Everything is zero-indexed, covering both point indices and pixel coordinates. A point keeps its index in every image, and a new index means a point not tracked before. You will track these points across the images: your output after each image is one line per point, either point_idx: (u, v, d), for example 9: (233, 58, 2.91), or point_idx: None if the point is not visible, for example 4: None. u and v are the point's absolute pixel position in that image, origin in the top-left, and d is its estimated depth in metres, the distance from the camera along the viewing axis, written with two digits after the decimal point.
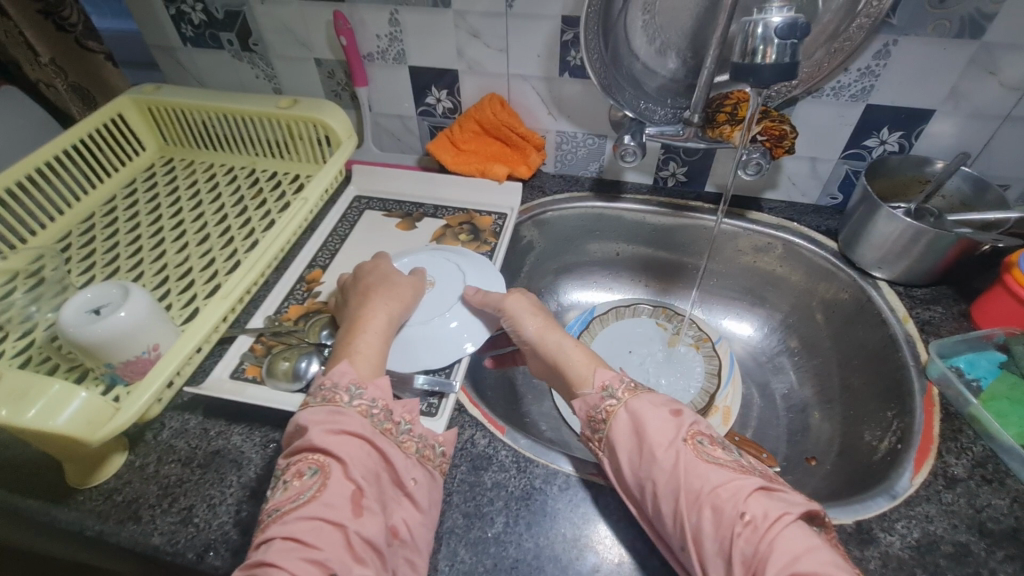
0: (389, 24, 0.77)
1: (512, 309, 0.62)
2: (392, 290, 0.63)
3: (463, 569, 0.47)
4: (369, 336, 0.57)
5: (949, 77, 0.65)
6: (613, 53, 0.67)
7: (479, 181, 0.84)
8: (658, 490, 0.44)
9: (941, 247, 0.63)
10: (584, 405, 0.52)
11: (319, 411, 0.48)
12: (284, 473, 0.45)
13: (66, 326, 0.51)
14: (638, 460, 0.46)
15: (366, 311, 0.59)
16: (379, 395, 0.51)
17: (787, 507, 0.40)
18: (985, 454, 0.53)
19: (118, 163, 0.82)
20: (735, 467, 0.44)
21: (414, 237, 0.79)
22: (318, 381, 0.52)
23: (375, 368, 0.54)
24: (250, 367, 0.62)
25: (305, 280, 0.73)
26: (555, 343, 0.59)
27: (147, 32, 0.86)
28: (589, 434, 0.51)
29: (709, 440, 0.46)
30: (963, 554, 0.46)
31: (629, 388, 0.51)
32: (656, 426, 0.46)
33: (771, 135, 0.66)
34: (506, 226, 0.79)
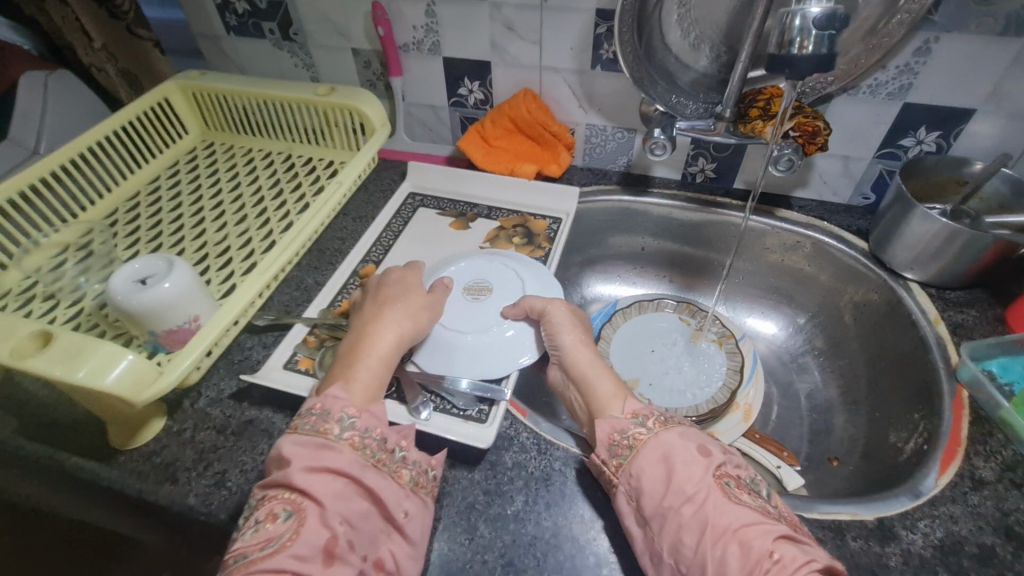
0: (425, 15, 0.79)
1: (554, 319, 0.61)
2: (404, 306, 0.60)
3: (482, 544, 0.48)
4: (370, 360, 0.55)
5: (991, 75, 0.64)
6: (646, 46, 0.68)
7: (530, 184, 0.84)
8: (683, 522, 0.42)
9: (976, 248, 0.62)
10: (606, 427, 0.49)
11: (306, 445, 0.46)
12: (257, 511, 0.44)
13: (114, 294, 0.53)
14: (662, 491, 0.44)
15: (373, 330, 0.57)
16: (373, 424, 0.49)
17: (814, 555, 0.40)
18: (1015, 458, 0.52)
19: (162, 145, 0.85)
20: (763, 510, 0.43)
21: (467, 238, 0.80)
22: (309, 404, 0.50)
23: (370, 396, 0.52)
24: (303, 358, 0.63)
25: (359, 275, 0.74)
26: (587, 360, 0.57)
27: (194, 20, 0.90)
28: (605, 457, 0.48)
29: (735, 481, 0.45)
30: (988, 556, 0.46)
31: (660, 420, 0.48)
32: (686, 460, 0.45)
33: (804, 131, 0.67)
34: (561, 232, 0.80)
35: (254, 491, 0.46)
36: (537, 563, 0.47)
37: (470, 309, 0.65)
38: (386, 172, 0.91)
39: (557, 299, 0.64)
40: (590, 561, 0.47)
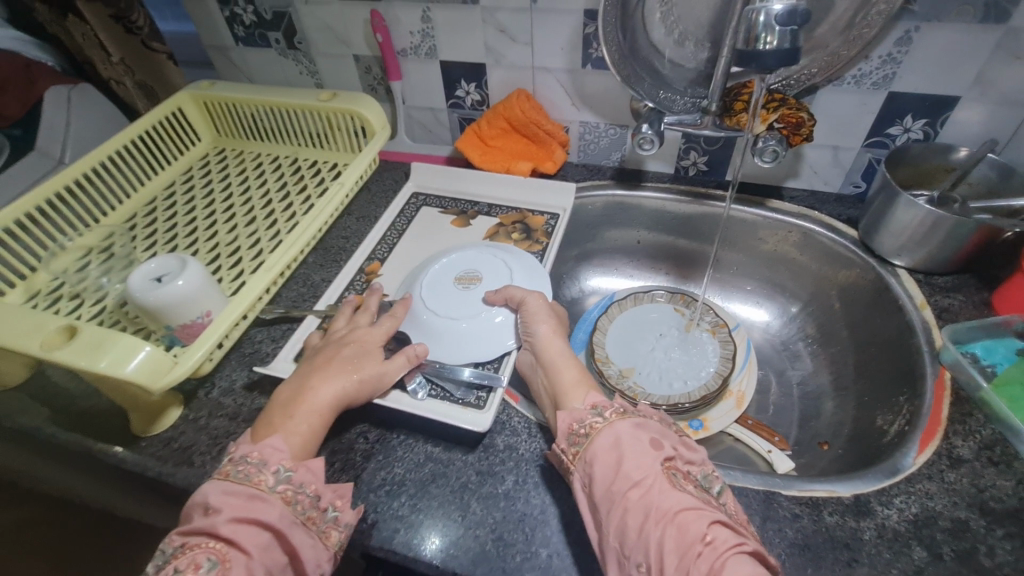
0: (421, 21, 0.82)
1: (530, 310, 0.64)
2: (357, 362, 0.58)
3: (475, 521, 0.51)
4: (308, 416, 0.53)
5: (975, 63, 0.64)
6: (631, 44, 0.70)
7: (530, 181, 0.87)
8: (629, 505, 0.44)
9: (961, 235, 0.63)
10: (567, 418, 0.52)
11: (238, 494, 0.45)
12: (178, 559, 0.42)
13: (132, 291, 0.58)
14: (612, 476, 0.46)
15: (317, 381, 0.55)
16: (309, 479, 0.49)
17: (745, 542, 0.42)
18: (994, 437, 0.53)
19: (177, 152, 0.90)
20: (704, 499, 0.45)
21: (469, 234, 0.83)
22: (246, 451, 0.49)
23: (307, 450, 0.52)
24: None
25: (365, 272, 0.78)
26: (558, 349, 0.60)
27: (204, 32, 0.95)
28: (565, 447, 0.51)
29: (682, 472, 0.47)
30: (961, 530, 0.47)
31: (618, 411, 0.51)
32: (637, 449, 0.47)
33: (789, 123, 0.68)
34: (558, 226, 0.82)
35: (169, 540, 0.44)
36: (525, 538, 0.50)
37: (460, 298, 0.69)
38: (388, 173, 0.95)
39: (535, 293, 0.66)
40: (577, 535, 0.50)
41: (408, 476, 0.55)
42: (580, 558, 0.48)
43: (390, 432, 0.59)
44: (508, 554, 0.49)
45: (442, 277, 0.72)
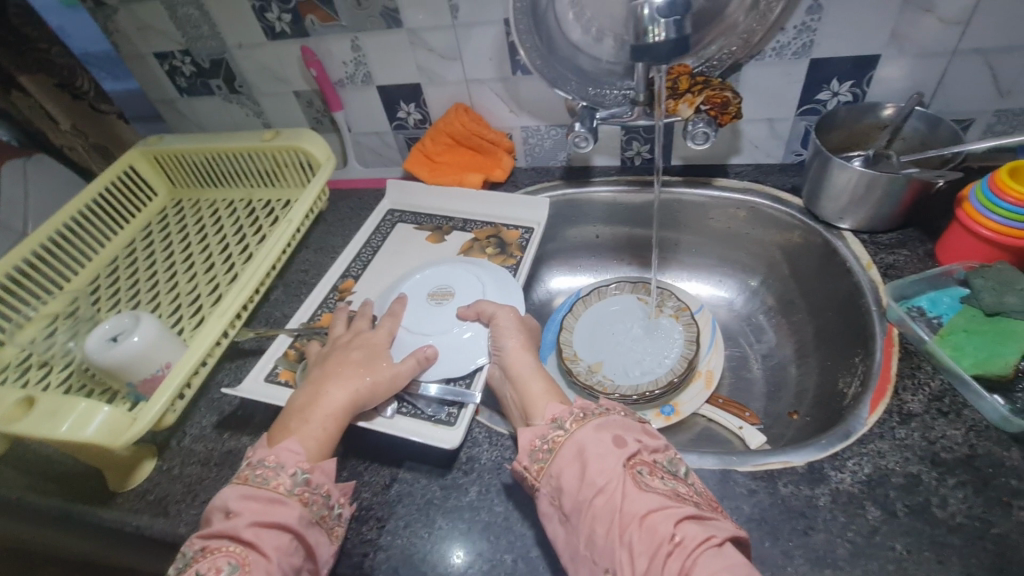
0: (351, 50, 0.84)
1: (499, 325, 0.65)
2: (369, 366, 0.60)
3: (441, 535, 0.52)
4: (325, 417, 0.55)
5: (887, 20, 0.65)
6: (550, 47, 0.71)
7: (500, 198, 0.87)
8: (597, 512, 0.45)
9: (895, 192, 0.64)
10: (529, 434, 0.52)
11: (257, 499, 0.47)
12: (199, 562, 0.44)
13: (89, 354, 0.59)
14: (578, 485, 0.47)
15: (329, 385, 0.57)
16: (323, 481, 0.51)
17: (716, 532, 0.42)
18: (942, 388, 0.54)
19: (134, 210, 0.91)
20: (671, 494, 0.45)
21: (442, 249, 0.84)
22: (262, 455, 0.51)
23: (324, 448, 0.53)
24: (282, 371, 0.67)
25: (338, 290, 0.80)
26: (523, 363, 0.61)
27: (148, 87, 0.97)
28: (527, 464, 0.51)
29: (649, 469, 0.48)
30: (913, 484, 0.48)
31: (577, 419, 0.51)
32: (600, 454, 0.47)
33: (714, 104, 0.69)
34: (532, 240, 0.83)
35: (192, 541, 0.46)
36: (491, 545, 0.51)
37: (433, 313, 0.71)
38: (344, 202, 0.96)
39: (507, 307, 0.68)
40: (540, 537, 0.51)
41: (375, 499, 0.56)
42: (545, 559, 0.50)
43: (355, 458, 0.60)
44: (475, 562, 0.50)
45: (416, 293, 0.75)
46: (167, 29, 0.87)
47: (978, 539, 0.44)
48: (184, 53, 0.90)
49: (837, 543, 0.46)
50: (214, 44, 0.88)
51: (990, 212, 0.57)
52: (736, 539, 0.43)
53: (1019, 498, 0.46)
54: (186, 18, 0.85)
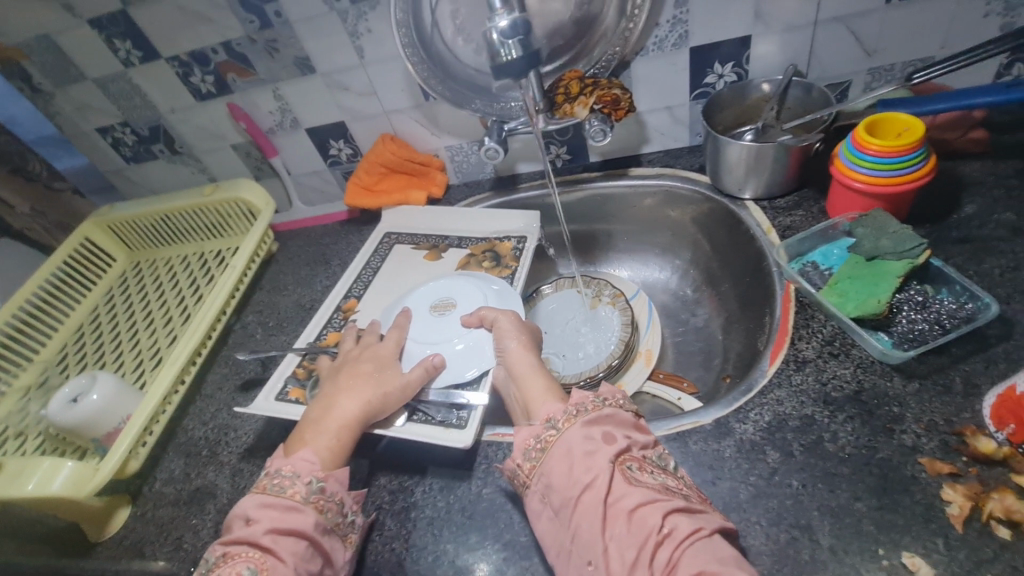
0: (275, 100, 0.89)
1: (502, 327, 0.67)
2: (381, 377, 0.63)
3: (390, 535, 0.57)
4: (339, 428, 0.57)
5: (746, 4, 0.70)
6: (446, 71, 0.77)
7: (495, 213, 0.89)
8: (584, 508, 0.47)
9: (780, 160, 0.69)
10: (524, 433, 0.54)
11: (275, 507, 0.50)
12: (220, 568, 0.47)
13: (53, 416, 0.64)
14: (567, 484, 0.49)
15: (343, 397, 0.60)
16: (338, 489, 0.53)
17: (704, 524, 0.45)
18: (833, 332, 0.58)
19: (94, 277, 0.95)
20: (660, 488, 0.47)
21: (441, 267, 0.86)
22: (279, 465, 0.54)
23: (339, 455, 0.56)
24: (292, 390, 0.71)
25: (342, 310, 0.83)
26: (526, 363, 0.62)
27: (97, 161, 1.03)
28: (520, 461, 0.53)
29: (638, 464, 0.50)
30: (808, 425, 0.52)
31: (568, 416, 0.53)
32: (589, 453, 0.49)
33: (606, 102, 0.73)
34: (526, 249, 0.83)
35: (212, 548, 0.49)
36: (435, 538, 0.56)
37: (437, 324, 0.73)
38: (294, 242, 1.01)
39: (508, 311, 0.70)
40: (478, 524, 0.56)
41: None
42: (481, 540, 0.55)
43: None
44: (421, 555, 0.55)
45: (419, 306, 0.77)
46: (104, 105, 0.93)
47: (864, 465, 0.48)
48: (123, 125, 0.96)
49: (740, 488, 0.50)
50: (149, 112, 0.94)
51: (858, 165, 0.61)
52: (723, 530, 0.45)
53: (900, 423, 0.50)
54: (120, 93, 0.91)
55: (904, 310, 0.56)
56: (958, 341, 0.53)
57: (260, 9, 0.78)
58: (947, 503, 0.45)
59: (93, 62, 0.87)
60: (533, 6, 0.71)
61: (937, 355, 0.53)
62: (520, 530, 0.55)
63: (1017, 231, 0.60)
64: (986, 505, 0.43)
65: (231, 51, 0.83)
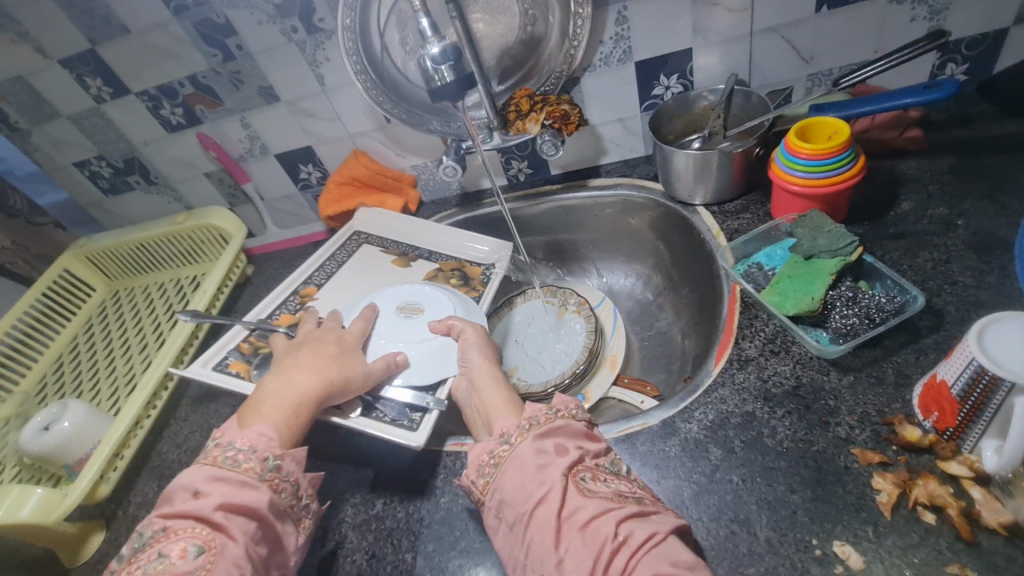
0: (244, 129, 0.92)
1: (466, 342, 0.69)
2: (343, 362, 0.64)
3: (352, 547, 0.58)
4: (297, 407, 0.58)
5: (684, 19, 0.73)
6: (399, 93, 0.79)
7: (469, 236, 0.91)
8: (538, 520, 0.47)
9: (725, 166, 0.72)
10: (479, 450, 0.55)
11: (228, 481, 0.51)
12: (164, 541, 0.47)
13: (24, 443, 0.65)
14: (520, 499, 0.49)
15: (303, 373, 0.61)
16: (293, 469, 0.55)
17: (658, 527, 0.45)
18: (775, 331, 0.60)
19: (73, 309, 0.97)
20: (613, 496, 0.48)
21: (409, 274, 0.88)
22: (232, 437, 0.55)
23: (295, 434, 0.57)
24: (233, 363, 0.73)
25: (300, 294, 0.85)
26: (488, 376, 0.65)
27: (76, 195, 1.06)
28: (474, 477, 0.54)
29: (592, 474, 0.50)
30: (749, 421, 0.53)
31: (523, 432, 0.54)
32: (540, 466, 0.50)
33: (556, 117, 0.76)
34: (495, 276, 0.86)
35: (151, 521, 0.49)
36: (394, 548, 0.57)
37: (404, 326, 0.73)
38: (269, 265, 1.04)
39: (473, 325, 0.72)
40: (436, 533, 0.57)
41: None
42: (441, 549, 0.56)
43: None
44: (382, 566, 0.56)
45: (386, 305, 0.77)
46: (79, 141, 0.96)
47: (800, 458, 0.50)
48: (99, 158, 0.99)
49: (684, 486, 0.51)
50: (123, 146, 0.97)
51: (792, 169, 0.63)
52: (678, 529, 0.46)
53: (834, 416, 0.51)
54: (93, 128, 0.94)
55: (837, 307, 0.57)
56: (891, 334, 0.55)
57: (222, 43, 0.81)
58: (877, 492, 0.46)
59: (66, 100, 0.90)
60: (480, 29, 0.74)
61: (872, 348, 0.55)
62: (477, 536, 0.56)
63: (949, 225, 0.62)
64: (912, 491, 0.45)
65: (197, 84, 0.86)
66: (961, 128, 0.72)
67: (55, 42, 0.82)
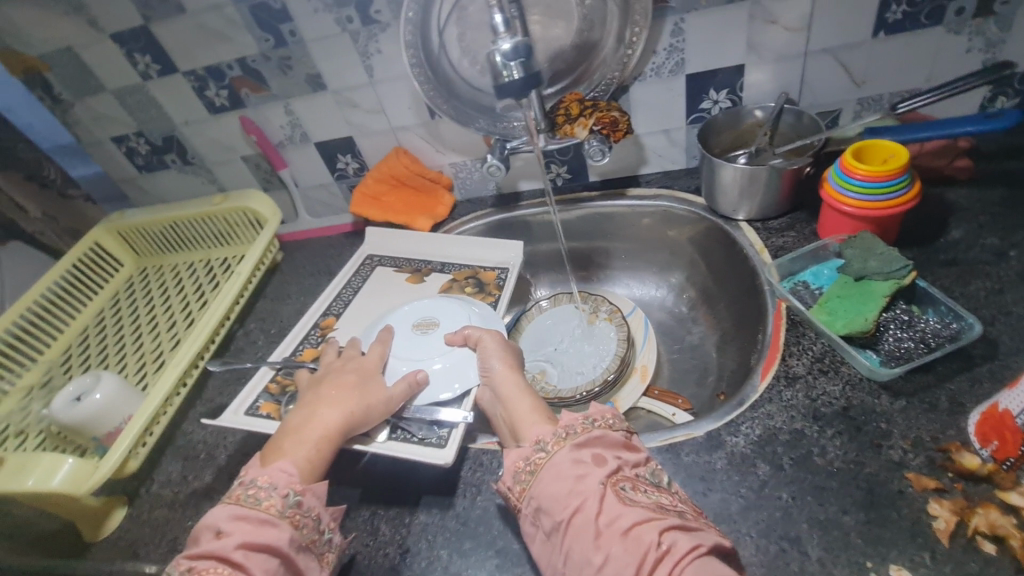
0: (286, 115, 0.93)
1: (486, 349, 0.68)
2: (364, 390, 0.63)
3: (385, 540, 0.57)
4: (319, 440, 0.57)
5: (741, 35, 0.73)
6: (451, 90, 0.79)
7: (484, 241, 0.91)
8: (578, 530, 0.46)
9: (774, 182, 0.71)
10: (514, 456, 0.54)
11: (249, 519, 0.50)
12: None
13: (55, 413, 0.64)
14: (557, 507, 0.48)
15: (325, 407, 0.60)
16: (314, 503, 0.53)
17: (702, 540, 0.44)
18: (823, 350, 0.59)
19: (101, 282, 0.97)
20: (654, 506, 0.47)
21: (424, 289, 0.88)
22: (255, 474, 0.54)
23: (317, 469, 0.56)
24: (263, 405, 0.71)
25: (320, 327, 0.84)
26: (514, 383, 0.63)
27: (110, 170, 1.06)
28: (511, 483, 0.53)
29: (632, 483, 0.49)
30: (797, 439, 0.53)
31: (558, 439, 0.52)
32: (578, 475, 0.49)
33: (605, 123, 0.76)
34: (509, 279, 0.86)
35: (176, 563, 0.48)
36: (428, 544, 0.56)
37: (419, 342, 0.74)
38: (298, 252, 1.03)
39: (491, 332, 0.71)
40: (471, 531, 0.56)
41: None
42: (477, 549, 0.55)
43: None
44: (415, 561, 0.55)
45: (401, 325, 0.78)
46: (120, 116, 0.96)
47: (852, 479, 0.49)
48: (138, 135, 0.99)
49: (731, 499, 0.50)
50: (164, 124, 0.97)
51: (846, 189, 0.63)
52: (720, 546, 0.44)
53: (886, 439, 0.51)
54: (136, 105, 0.94)
55: (891, 329, 0.57)
56: (944, 360, 0.54)
57: (276, 29, 0.81)
58: (933, 518, 0.45)
59: (112, 74, 0.90)
60: (536, 31, 0.74)
61: (924, 373, 0.54)
62: (513, 537, 0.55)
63: (1001, 255, 0.62)
64: (972, 519, 0.44)
65: (246, 67, 0.86)
66: (1011, 159, 0.72)
67: (110, 16, 0.83)
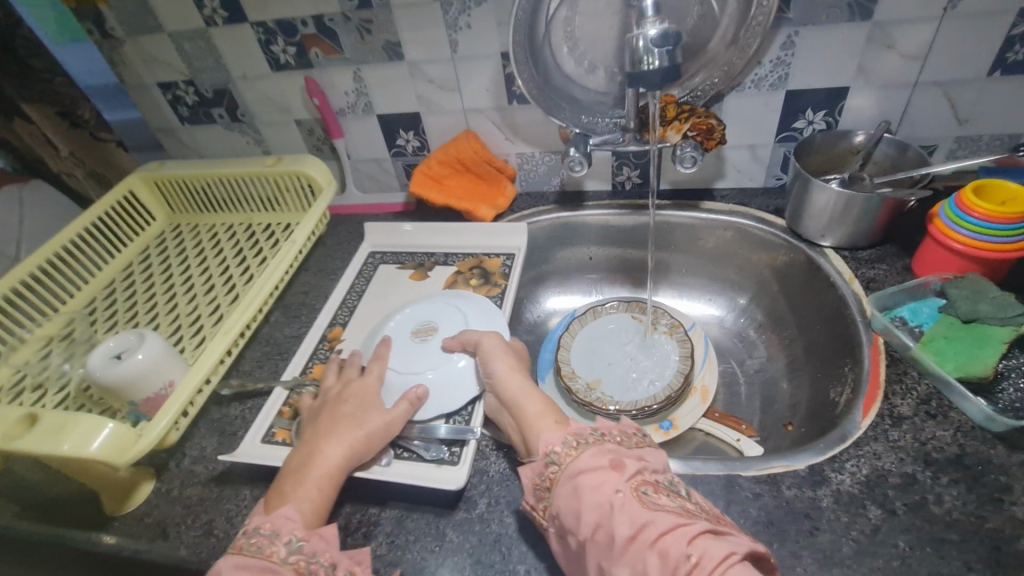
0: (354, 81, 0.87)
1: (485, 349, 0.64)
2: (363, 419, 0.58)
3: (453, 547, 0.53)
4: (320, 480, 0.53)
5: (854, 57, 0.71)
6: (545, 77, 0.74)
7: (487, 228, 0.88)
8: (603, 545, 0.42)
9: (872, 211, 0.69)
10: (529, 472, 0.50)
11: (250, 568, 0.45)
12: None
13: (94, 371, 0.59)
14: (580, 522, 0.44)
15: (326, 443, 0.55)
16: (322, 547, 0.48)
17: (735, 547, 0.38)
18: (928, 392, 0.56)
19: (133, 234, 0.91)
20: (681, 511, 0.42)
21: (427, 287, 0.84)
22: (258, 522, 0.49)
23: (321, 512, 0.51)
24: (280, 429, 0.64)
25: (328, 338, 0.76)
26: (518, 385, 0.59)
27: (150, 117, 0.99)
28: (534, 502, 0.49)
29: (654, 487, 0.45)
30: (910, 484, 0.50)
31: (572, 446, 0.49)
32: (593, 484, 0.45)
33: (700, 130, 0.73)
34: (514, 266, 0.83)
35: None
36: (503, 556, 0.52)
37: (417, 351, 0.69)
38: (342, 227, 0.98)
39: (492, 333, 0.66)
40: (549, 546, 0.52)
41: (385, 514, 0.56)
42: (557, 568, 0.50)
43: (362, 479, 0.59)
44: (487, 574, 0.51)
45: (400, 333, 0.73)
46: (172, 61, 0.90)
47: (975, 534, 0.46)
48: (187, 83, 0.93)
49: (843, 541, 0.47)
50: (218, 75, 0.91)
51: (959, 226, 0.61)
52: (754, 553, 0.39)
53: (1008, 494, 0.48)
54: (193, 51, 0.88)
55: (1012, 377, 0.55)
56: None
57: None
58: None
59: (172, 14, 0.84)
60: None
61: None
62: None
63: None
64: None
65: (321, 26, 0.81)
66: None
67: None
